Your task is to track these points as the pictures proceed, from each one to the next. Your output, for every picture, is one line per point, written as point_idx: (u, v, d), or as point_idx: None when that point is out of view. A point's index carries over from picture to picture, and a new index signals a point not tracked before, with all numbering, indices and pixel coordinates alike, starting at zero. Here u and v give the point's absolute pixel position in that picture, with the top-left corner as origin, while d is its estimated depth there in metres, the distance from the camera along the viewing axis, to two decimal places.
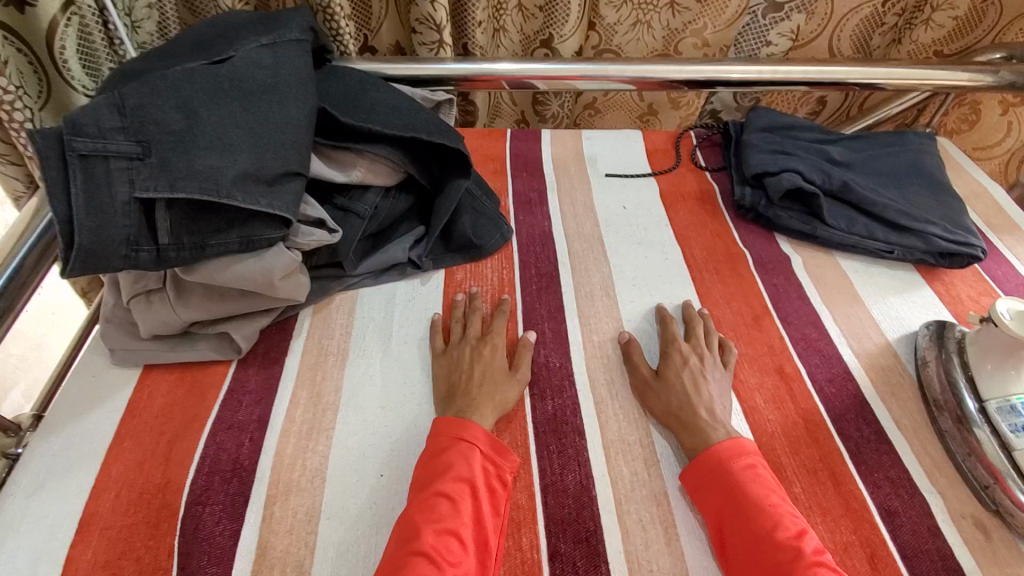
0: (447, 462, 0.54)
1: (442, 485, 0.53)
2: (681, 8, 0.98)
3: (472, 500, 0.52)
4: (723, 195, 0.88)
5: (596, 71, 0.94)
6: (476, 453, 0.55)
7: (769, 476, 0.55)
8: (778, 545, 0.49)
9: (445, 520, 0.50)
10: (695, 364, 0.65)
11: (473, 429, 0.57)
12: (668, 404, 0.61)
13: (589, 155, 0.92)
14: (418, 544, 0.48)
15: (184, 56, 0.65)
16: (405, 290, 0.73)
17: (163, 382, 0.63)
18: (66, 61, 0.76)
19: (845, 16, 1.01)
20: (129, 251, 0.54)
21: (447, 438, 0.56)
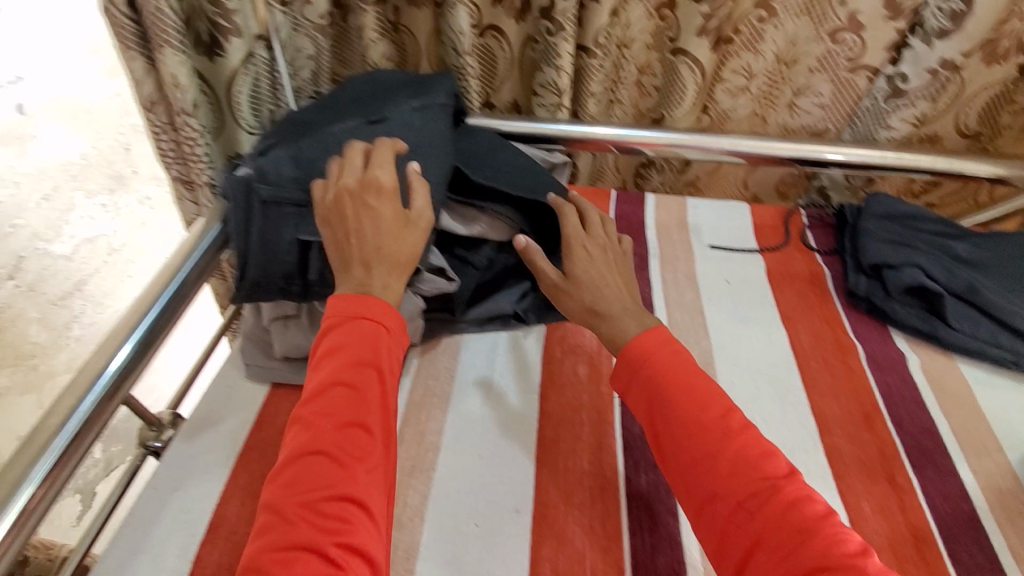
0: (347, 343, 0.56)
1: (345, 369, 0.55)
2: (802, 110, 1.01)
3: (375, 385, 0.55)
4: (835, 279, 0.86)
5: (708, 142, 0.95)
6: (366, 333, 0.56)
7: (689, 366, 0.59)
8: (704, 431, 0.54)
9: (354, 404, 0.53)
10: (596, 250, 0.71)
11: (380, 305, 0.58)
12: (583, 297, 0.67)
13: (694, 224, 0.93)
14: (317, 443, 0.51)
15: (345, 112, 0.73)
16: (507, 341, 0.76)
17: (287, 401, 0.69)
18: (239, 104, 0.86)
19: (972, 97, 0.94)
20: (286, 284, 0.61)
21: (338, 319, 0.57)
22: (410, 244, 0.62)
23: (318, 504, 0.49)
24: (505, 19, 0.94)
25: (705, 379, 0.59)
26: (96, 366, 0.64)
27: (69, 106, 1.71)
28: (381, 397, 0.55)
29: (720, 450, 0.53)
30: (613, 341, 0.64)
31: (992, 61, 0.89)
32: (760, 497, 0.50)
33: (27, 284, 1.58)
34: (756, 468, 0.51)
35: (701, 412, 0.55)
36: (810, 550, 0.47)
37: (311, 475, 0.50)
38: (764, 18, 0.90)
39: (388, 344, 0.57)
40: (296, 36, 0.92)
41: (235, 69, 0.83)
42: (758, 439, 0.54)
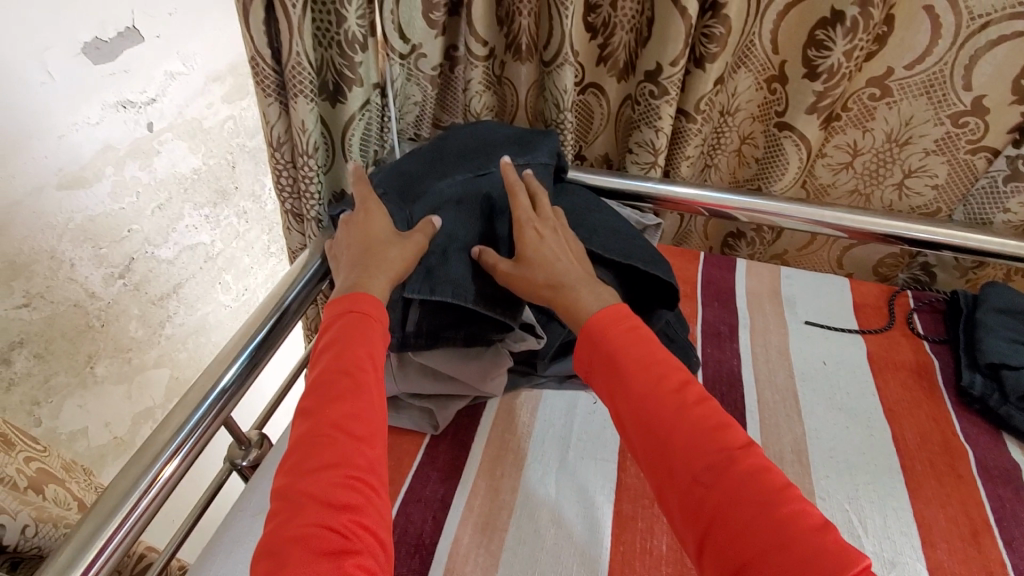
0: (341, 331, 0.58)
1: (340, 354, 0.56)
2: (912, 191, 0.96)
3: (371, 369, 0.56)
4: (944, 372, 0.79)
5: (807, 213, 0.92)
6: (360, 321, 0.59)
7: (640, 346, 0.59)
8: (660, 410, 0.54)
9: (349, 383, 0.55)
10: (549, 229, 0.69)
11: (365, 296, 0.60)
12: (536, 277, 0.65)
13: (788, 296, 0.89)
14: (322, 426, 0.52)
15: (451, 164, 0.76)
16: (587, 401, 0.75)
17: None
18: (350, 145, 0.93)
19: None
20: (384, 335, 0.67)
21: (338, 313, 0.60)
22: (396, 254, 0.64)
23: (322, 484, 0.49)
24: (608, 79, 0.96)
25: (661, 353, 0.58)
26: (207, 384, 0.69)
27: (188, 123, 1.82)
28: (372, 379, 0.56)
29: (676, 425, 0.53)
30: (572, 312, 0.63)
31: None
32: (718, 469, 0.50)
33: (134, 283, 1.65)
34: (713, 439, 0.51)
35: (658, 385, 0.55)
36: (771, 521, 0.47)
37: (313, 457, 0.51)
38: (876, 96, 0.89)
39: (376, 326, 0.59)
40: (409, 84, 0.98)
41: (353, 114, 0.90)
42: (714, 410, 0.54)
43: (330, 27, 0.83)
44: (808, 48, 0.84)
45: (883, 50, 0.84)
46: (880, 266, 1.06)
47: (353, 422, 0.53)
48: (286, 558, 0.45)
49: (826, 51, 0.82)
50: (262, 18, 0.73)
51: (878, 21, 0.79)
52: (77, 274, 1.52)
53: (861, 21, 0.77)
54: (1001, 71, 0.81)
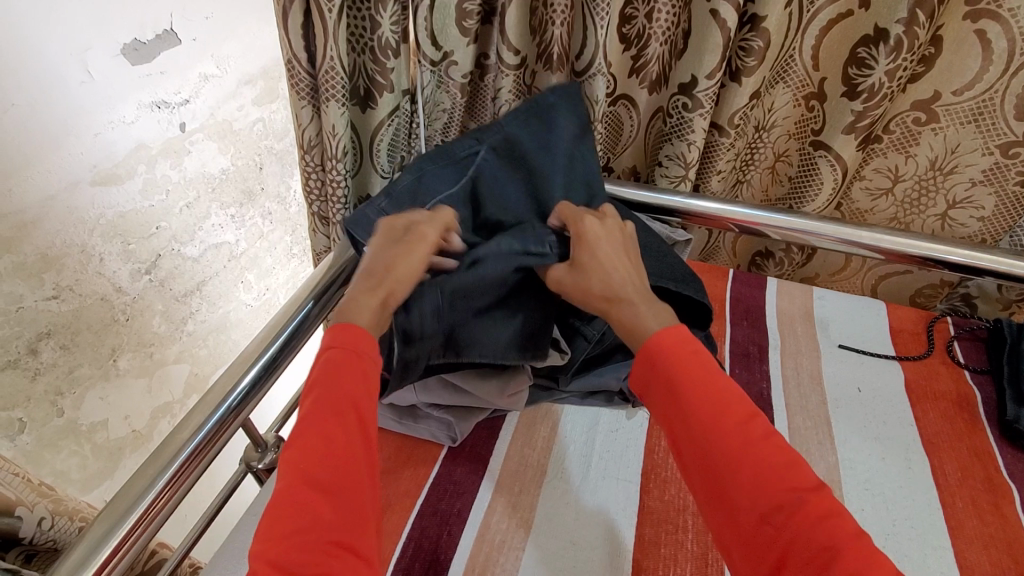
0: (326, 374, 0.54)
1: (325, 400, 0.53)
2: (957, 222, 0.91)
3: (354, 419, 0.53)
4: (988, 405, 0.75)
5: (843, 233, 0.89)
6: (343, 363, 0.55)
7: (701, 372, 0.54)
8: (720, 444, 0.50)
9: (334, 435, 0.52)
10: (607, 234, 0.67)
11: (353, 332, 0.57)
12: (592, 286, 0.62)
13: (820, 318, 0.86)
14: (300, 484, 0.49)
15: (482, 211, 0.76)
16: (609, 419, 0.73)
17: (386, 446, 0.70)
18: (378, 149, 0.94)
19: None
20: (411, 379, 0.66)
21: (323, 355, 0.56)
22: (412, 260, 0.64)
23: (301, 553, 0.46)
24: (640, 90, 0.94)
25: (725, 381, 0.54)
26: (226, 385, 0.68)
27: (219, 124, 1.85)
28: (359, 430, 0.53)
29: (741, 459, 0.49)
30: (632, 330, 0.59)
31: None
32: (788, 512, 0.46)
33: (159, 279, 1.67)
34: (783, 480, 0.48)
35: (722, 416, 0.51)
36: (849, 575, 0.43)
37: (292, 519, 0.47)
38: (921, 121, 0.85)
39: (364, 370, 0.56)
40: (436, 92, 0.97)
41: (382, 119, 0.90)
42: (783, 446, 0.51)
43: (364, 32, 0.83)
44: (849, 66, 0.82)
45: (928, 72, 0.81)
46: (917, 297, 1.02)
47: (337, 479, 0.50)
48: None
49: (868, 70, 0.80)
50: (299, 21, 0.73)
51: (924, 41, 0.77)
52: (106, 269, 1.56)
53: (906, 40, 0.75)
54: None
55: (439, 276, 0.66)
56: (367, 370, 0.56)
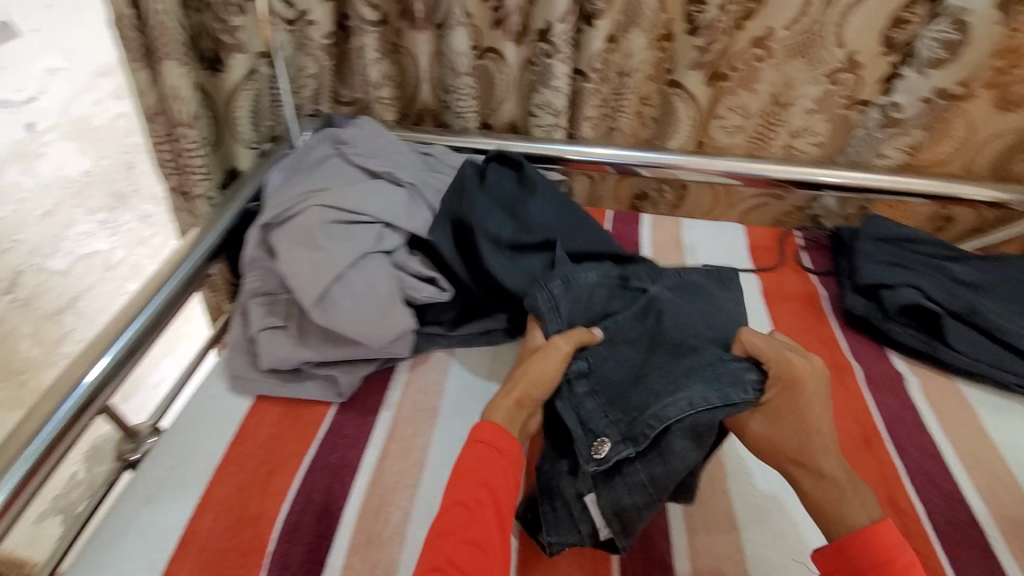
0: (470, 466, 0.53)
1: (464, 489, 0.51)
2: (798, 151, 1.00)
3: (490, 515, 0.50)
4: (831, 300, 0.84)
5: (702, 164, 0.96)
6: (484, 455, 0.53)
7: None
8: None
9: (467, 523, 0.49)
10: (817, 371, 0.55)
11: (502, 433, 0.55)
12: (787, 447, 0.53)
13: (689, 244, 0.93)
14: (438, 561, 0.47)
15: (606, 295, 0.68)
16: (500, 356, 0.75)
17: (271, 412, 0.67)
18: (237, 117, 0.92)
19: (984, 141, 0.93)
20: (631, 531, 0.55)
21: (468, 446, 0.54)
22: (552, 365, 0.60)
23: None
24: (505, 43, 0.94)
25: None
26: (76, 374, 0.63)
27: (75, 123, 1.72)
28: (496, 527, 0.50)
29: None
30: (830, 508, 0.51)
31: (1001, 105, 0.88)
32: None
33: (22, 298, 1.51)
34: None
35: None
36: None
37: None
38: (761, 58, 0.90)
39: (504, 467, 0.53)
40: (299, 55, 0.97)
41: (235, 84, 0.89)
42: None
43: None
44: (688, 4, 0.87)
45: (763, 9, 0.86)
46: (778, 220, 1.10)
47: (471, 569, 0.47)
48: None
49: (703, 6, 0.85)
50: None
51: None
52: None
53: None
54: (869, 25, 0.84)
55: (657, 420, 0.55)
56: (502, 466, 0.53)
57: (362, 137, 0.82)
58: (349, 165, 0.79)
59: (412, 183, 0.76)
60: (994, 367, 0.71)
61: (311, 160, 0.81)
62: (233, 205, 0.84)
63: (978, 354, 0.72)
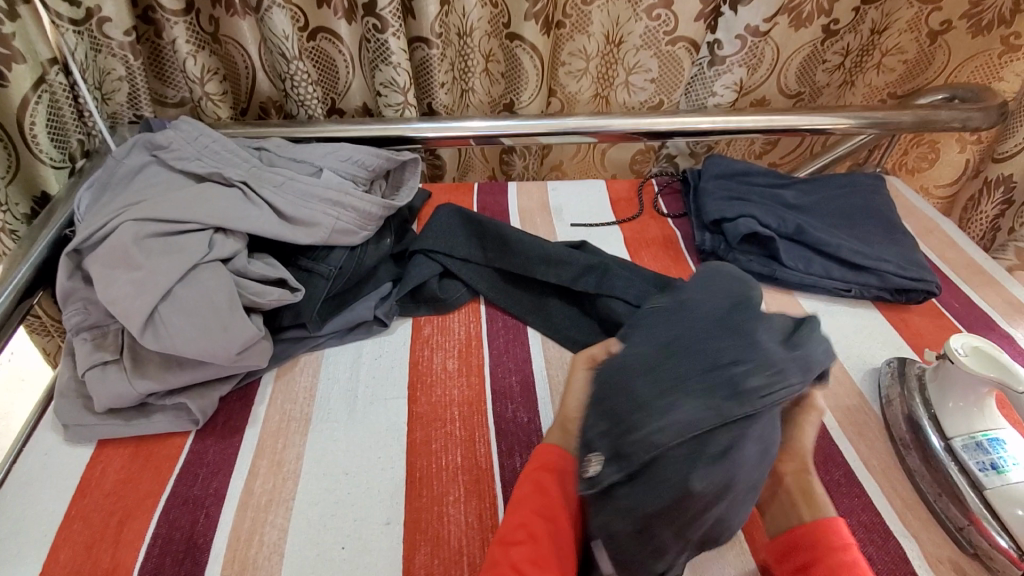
0: (535, 487, 0.51)
1: (523, 508, 0.50)
2: (636, 86, 1.05)
3: (551, 538, 0.48)
4: (685, 241, 0.89)
5: (554, 125, 0.96)
6: (548, 476, 0.52)
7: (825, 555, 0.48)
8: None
9: (530, 531, 0.48)
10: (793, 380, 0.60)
11: (558, 455, 0.54)
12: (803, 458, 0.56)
13: (555, 206, 0.95)
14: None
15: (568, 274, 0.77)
16: (372, 347, 0.73)
17: (119, 456, 0.61)
18: (35, 136, 0.79)
19: (788, 57, 1.03)
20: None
21: (534, 466, 0.53)
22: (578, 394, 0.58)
23: None
24: (337, 22, 0.89)
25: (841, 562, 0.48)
26: None
27: None
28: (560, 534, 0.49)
29: None
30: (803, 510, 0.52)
31: (796, 23, 0.97)
32: None
33: None
34: None
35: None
36: None
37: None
38: (587, 1, 0.93)
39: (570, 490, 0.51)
40: (102, 57, 0.86)
41: (24, 99, 0.76)
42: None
43: None
44: None
45: None
46: (635, 162, 1.17)
47: (537, 575, 0.45)
48: None
49: None
50: None
51: None
52: None
53: None
54: None
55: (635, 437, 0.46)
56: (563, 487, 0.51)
57: (182, 138, 0.75)
58: (170, 172, 0.73)
59: (243, 182, 0.72)
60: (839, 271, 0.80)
61: (124, 170, 0.74)
62: (42, 236, 0.74)
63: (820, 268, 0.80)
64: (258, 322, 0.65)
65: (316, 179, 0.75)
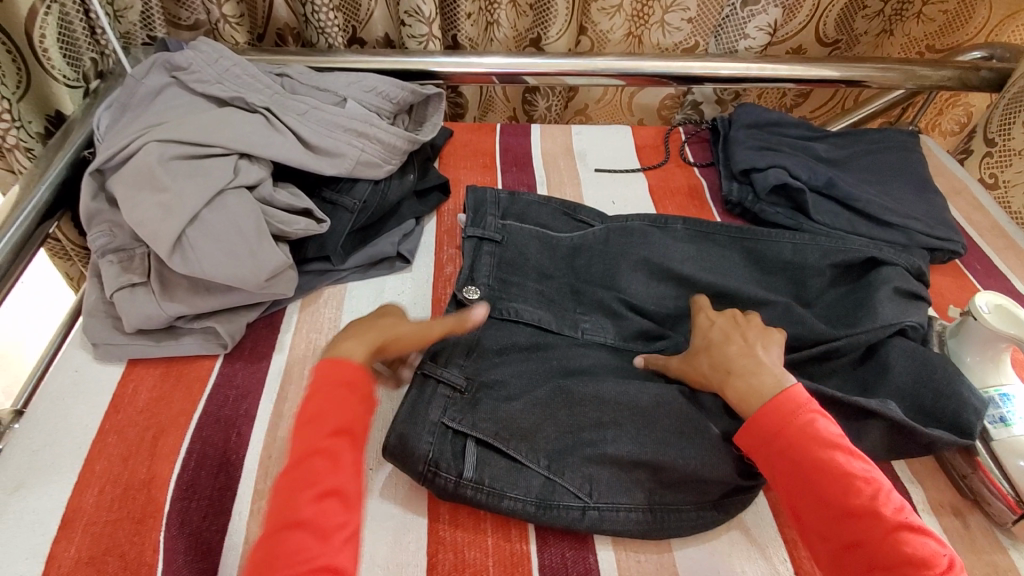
0: (319, 409, 0.49)
1: (308, 434, 0.48)
2: (672, 26, 1.01)
3: (352, 452, 0.48)
4: (711, 191, 0.88)
5: (585, 66, 0.93)
6: (353, 397, 0.50)
7: (785, 436, 0.51)
8: (834, 485, 0.48)
9: (332, 425, 0.48)
10: (720, 326, 0.63)
11: (346, 366, 0.51)
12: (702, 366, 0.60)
13: (579, 150, 0.93)
14: (294, 518, 0.44)
15: (595, 262, 0.73)
16: (394, 283, 0.73)
17: (149, 376, 0.62)
18: (47, 52, 0.75)
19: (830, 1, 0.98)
20: (431, 475, 0.53)
21: (325, 381, 0.50)
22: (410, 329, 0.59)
23: None
24: None
25: (792, 442, 0.51)
26: None
27: None
28: (349, 454, 0.48)
29: (820, 492, 0.48)
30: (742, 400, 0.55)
31: None
32: (847, 519, 0.47)
33: None
34: (841, 502, 0.48)
35: (803, 466, 0.49)
36: (857, 532, 0.46)
37: (277, 556, 0.42)
38: None
39: (355, 406, 0.50)
40: None
41: (32, 7, 0.71)
42: (828, 459, 0.49)
43: None
44: None
45: None
46: (662, 108, 1.14)
47: (337, 503, 0.45)
48: None
49: None
50: None
51: None
52: None
53: None
54: None
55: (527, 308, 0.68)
56: (345, 418, 0.49)
57: (201, 60, 0.73)
58: (191, 95, 0.71)
59: (267, 108, 0.70)
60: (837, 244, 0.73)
61: (143, 91, 0.71)
62: (61, 157, 0.73)
63: (802, 241, 0.74)
64: (285, 251, 0.65)
65: (340, 109, 0.73)
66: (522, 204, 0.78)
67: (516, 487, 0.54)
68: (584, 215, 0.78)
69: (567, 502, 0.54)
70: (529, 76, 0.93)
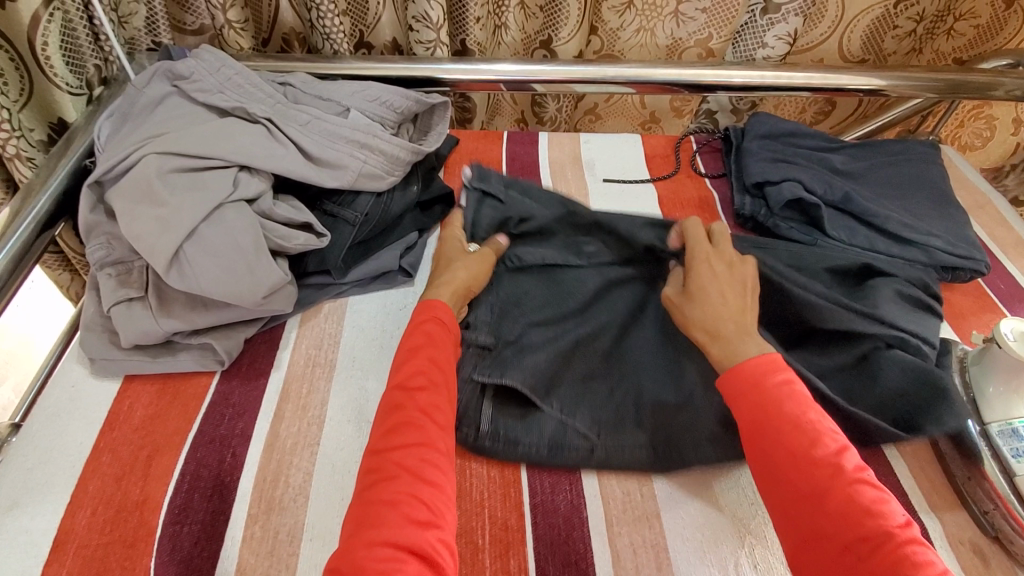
0: (418, 338, 0.58)
1: (411, 358, 0.56)
2: (687, 18, 0.96)
3: (446, 376, 0.56)
4: (723, 203, 0.85)
5: (595, 73, 0.90)
6: (445, 333, 0.59)
7: (763, 389, 0.50)
8: (803, 438, 0.47)
9: (430, 379, 0.54)
10: (721, 277, 0.61)
11: (437, 308, 0.61)
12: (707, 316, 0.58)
13: (587, 159, 0.91)
14: (406, 414, 0.52)
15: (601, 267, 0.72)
16: (396, 297, 0.72)
17: (145, 393, 0.61)
18: (50, 60, 0.74)
19: (855, 17, 0.96)
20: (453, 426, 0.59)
21: (421, 316, 0.60)
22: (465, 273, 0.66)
23: (411, 462, 0.48)
24: None
25: (769, 395, 0.50)
26: None
27: None
28: (447, 376, 0.56)
29: (786, 442, 0.47)
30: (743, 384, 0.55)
31: None
32: (806, 470, 0.46)
33: None
34: (807, 453, 0.47)
35: (778, 416, 0.49)
36: (816, 483, 0.45)
37: (395, 438, 0.50)
38: None
39: (445, 340, 0.58)
40: None
41: (34, 14, 0.70)
42: (801, 413, 0.49)
43: None
44: None
45: None
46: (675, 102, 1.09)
47: (437, 411, 0.52)
48: (378, 519, 0.45)
49: None
50: None
51: None
52: None
53: None
54: None
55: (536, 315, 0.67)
56: (441, 351, 0.57)
57: (204, 69, 0.71)
58: (192, 104, 0.70)
59: (268, 119, 0.69)
60: (854, 263, 0.70)
61: (144, 100, 0.71)
62: (62, 166, 0.72)
63: (817, 260, 0.71)
64: (283, 267, 0.64)
65: (343, 119, 0.71)
66: (528, 186, 0.79)
67: (529, 434, 0.58)
68: (592, 208, 0.77)
69: (574, 445, 0.58)
70: (538, 83, 0.90)
